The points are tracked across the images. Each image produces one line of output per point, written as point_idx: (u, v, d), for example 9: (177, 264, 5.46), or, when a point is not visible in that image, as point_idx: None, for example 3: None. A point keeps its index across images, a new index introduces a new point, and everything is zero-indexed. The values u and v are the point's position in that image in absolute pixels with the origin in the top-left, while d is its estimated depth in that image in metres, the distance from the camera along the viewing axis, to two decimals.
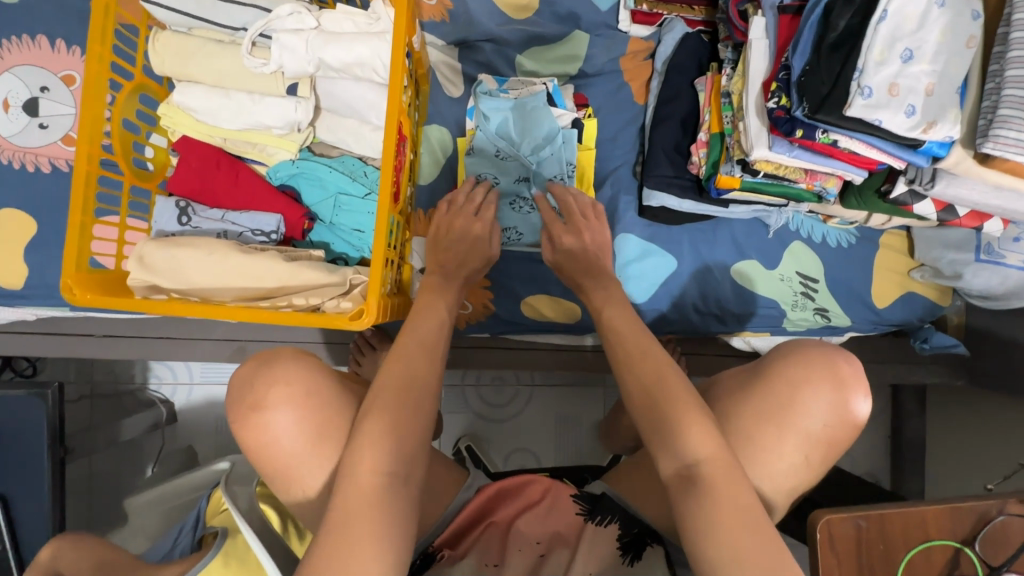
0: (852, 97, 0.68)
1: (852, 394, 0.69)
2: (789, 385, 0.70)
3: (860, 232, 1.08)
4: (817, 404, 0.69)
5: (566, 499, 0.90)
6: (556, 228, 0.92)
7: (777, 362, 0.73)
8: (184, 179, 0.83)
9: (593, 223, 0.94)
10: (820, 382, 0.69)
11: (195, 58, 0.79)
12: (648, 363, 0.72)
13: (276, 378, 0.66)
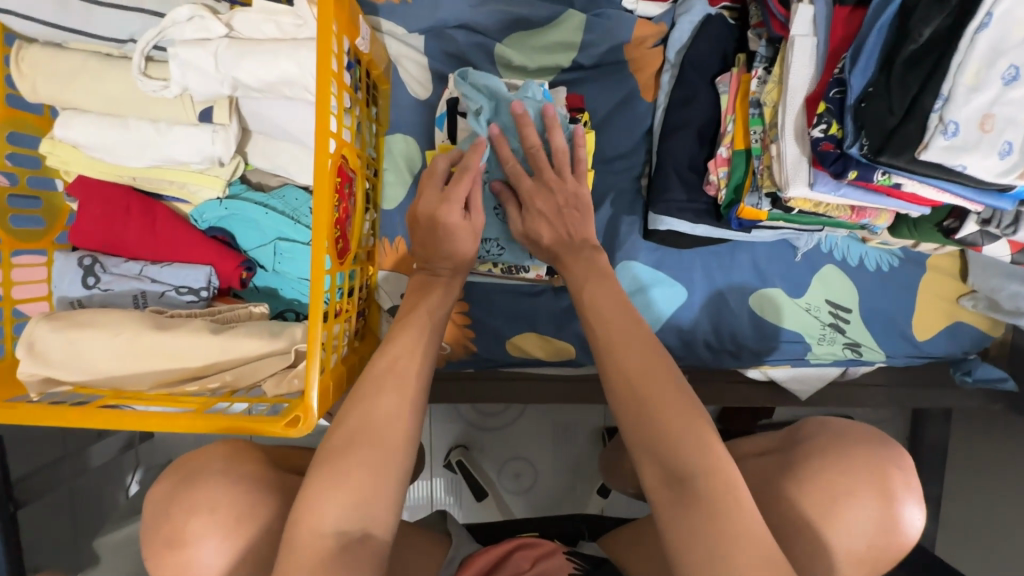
0: (931, 136, 0.51)
1: (901, 502, 0.57)
2: (828, 493, 0.57)
3: (903, 252, 0.92)
4: (859, 518, 0.57)
5: (562, 556, 0.78)
6: (538, 183, 0.70)
7: (810, 459, 0.60)
8: (85, 230, 0.68)
9: (569, 184, 0.70)
10: (860, 489, 0.57)
11: (75, 81, 0.62)
12: (638, 353, 0.57)
13: (198, 505, 0.57)
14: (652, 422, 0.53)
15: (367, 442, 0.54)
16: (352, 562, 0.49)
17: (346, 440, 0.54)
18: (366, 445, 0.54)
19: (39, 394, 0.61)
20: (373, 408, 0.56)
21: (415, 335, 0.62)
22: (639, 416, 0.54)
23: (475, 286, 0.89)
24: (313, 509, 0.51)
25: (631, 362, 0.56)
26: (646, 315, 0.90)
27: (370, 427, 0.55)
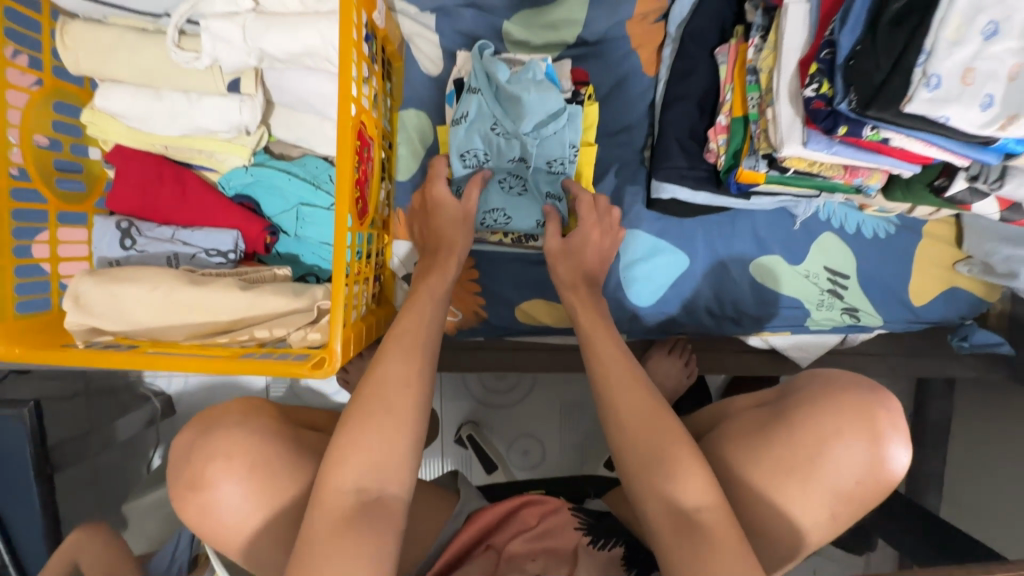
0: (915, 89, 0.54)
1: (889, 446, 0.60)
2: (815, 437, 0.61)
3: (899, 220, 0.94)
4: (845, 459, 0.60)
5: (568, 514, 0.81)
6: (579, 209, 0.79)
7: (797, 407, 0.63)
8: (122, 195, 0.73)
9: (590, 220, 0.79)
10: (851, 432, 0.60)
11: (113, 54, 0.66)
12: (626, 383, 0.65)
13: (214, 452, 0.59)
14: (645, 450, 0.60)
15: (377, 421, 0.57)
16: (370, 516, 0.54)
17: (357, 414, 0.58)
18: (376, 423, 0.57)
19: (85, 343, 0.66)
20: (378, 386, 0.60)
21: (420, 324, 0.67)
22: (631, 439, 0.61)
23: (485, 255, 0.93)
24: (336, 469, 0.55)
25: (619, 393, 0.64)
26: (651, 282, 0.94)
27: (378, 401, 0.59)
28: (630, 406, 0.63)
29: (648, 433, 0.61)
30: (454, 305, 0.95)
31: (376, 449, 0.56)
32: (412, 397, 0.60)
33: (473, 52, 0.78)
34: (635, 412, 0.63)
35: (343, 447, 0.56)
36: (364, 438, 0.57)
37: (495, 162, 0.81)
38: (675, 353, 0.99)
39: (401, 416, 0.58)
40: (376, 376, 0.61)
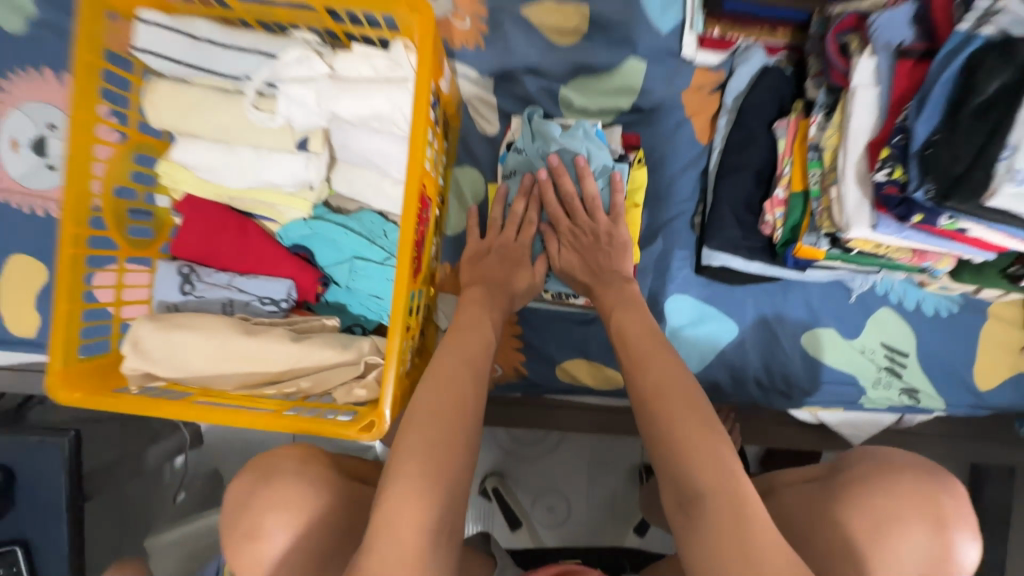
0: (999, 184, 0.52)
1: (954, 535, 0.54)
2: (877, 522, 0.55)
3: (963, 300, 0.90)
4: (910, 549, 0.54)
5: None
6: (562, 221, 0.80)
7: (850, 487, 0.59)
8: (187, 243, 0.75)
9: (601, 223, 0.79)
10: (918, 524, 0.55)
11: (194, 113, 0.69)
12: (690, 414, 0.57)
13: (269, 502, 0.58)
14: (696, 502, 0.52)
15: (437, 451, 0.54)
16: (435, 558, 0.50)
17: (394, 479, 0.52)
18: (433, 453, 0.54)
19: (138, 387, 0.67)
20: (414, 446, 0.55)
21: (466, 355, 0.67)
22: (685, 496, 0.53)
23: (529, 312, 0.92)
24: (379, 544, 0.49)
25: (681, 425, 0.57)
26: (698, 347, 0.92)
27: (412, 472, 0.53)
28: (688, 453, 0.55)
29: (711, 493, 0.52)
30: (495, 359, 0.93)
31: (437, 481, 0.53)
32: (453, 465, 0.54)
33: (525, 113, 0.82)
34: (689, 456, 0.55)
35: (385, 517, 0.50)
36: (401, 502, 0.51)
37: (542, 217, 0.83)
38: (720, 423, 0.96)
39: (445, 491, 0.53)
40: (415, 436, 0.55)
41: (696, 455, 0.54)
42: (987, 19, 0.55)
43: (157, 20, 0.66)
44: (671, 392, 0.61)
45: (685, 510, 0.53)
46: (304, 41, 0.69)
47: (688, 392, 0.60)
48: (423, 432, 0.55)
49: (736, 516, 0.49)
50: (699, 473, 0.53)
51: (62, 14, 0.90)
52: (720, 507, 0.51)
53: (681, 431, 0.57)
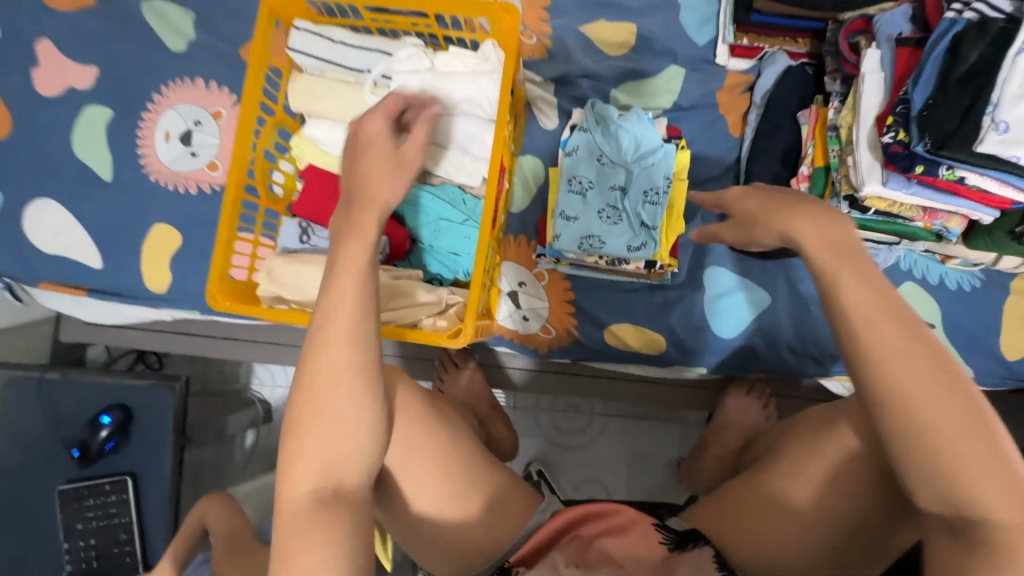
0: (985, 133, 0.64)
1: None
2: None
3: (985, 275, 0.98)
4: None
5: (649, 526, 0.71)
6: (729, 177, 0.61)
7: None
8: (308, 202, 0.92)
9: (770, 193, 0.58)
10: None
11: (325, 98, 0.89)
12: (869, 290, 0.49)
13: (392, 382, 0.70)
14: (951, 480, 0.45)
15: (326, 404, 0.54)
16: (334, 507, 0.53)
17: (303, 401, 0.54)
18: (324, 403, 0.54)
19: (268, 306, 0.85)
20: (321, 373, 0.54)
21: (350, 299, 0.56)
22: (942, 473, 0.45)
23: (580, 279, 1.05)
24: (293, 456, 0.54)
25: (861, 301, 0.48)
26: (736, 312, 1.01)
27: (318, 398, 0.54)
28: (944, 423, 0.45)
29: (977, 467, 0.44)
30: (549, 322, 1.05)
31: (331, 434, 0.54)
32: (350, 389, 0.54)
33: (587, 101, 0.97)
34: (948, 431, 0.45)
35: (295, 432, 0.54)
36: (311, 423, 0.54)
37: (597, 189, 0.95)
38: (753, 394, 1.05)
39: (345, 415, 0.54)
40: (298, 399, 0.54)
41: (969, 428, 0.45)
42: (968, 8, 0.68)
43: (307, 28, 0.87)
44: (915, 356, 0.46)
45: (923, 449, 0.46)
46: (413, 45, 0.88)
47: (931, 352, 0.47)
48: (327, 356, 0.54)
49: (1005, 487, 0.44)
50: (960, 448, 0.45)
51: (215, 37, 1.14)
52: (989, 480, 0.44)
53: (937, 397, 0.45)
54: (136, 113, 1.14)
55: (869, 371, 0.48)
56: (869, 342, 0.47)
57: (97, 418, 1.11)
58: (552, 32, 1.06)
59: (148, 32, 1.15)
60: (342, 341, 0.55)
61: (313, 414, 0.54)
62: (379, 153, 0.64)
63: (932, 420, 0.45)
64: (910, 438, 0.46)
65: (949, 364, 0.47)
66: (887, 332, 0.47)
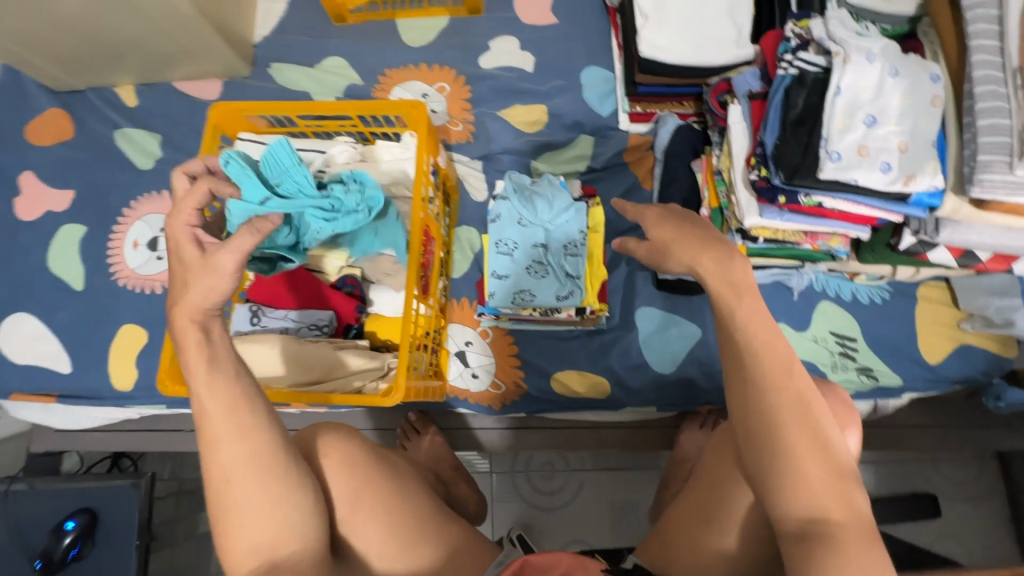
0: (823, 162, 0.74)
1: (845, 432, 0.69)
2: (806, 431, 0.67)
3: (892, 287, 1.05)
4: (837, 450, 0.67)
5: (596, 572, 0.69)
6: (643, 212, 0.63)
7: None
8: (259, 287, 1.01)
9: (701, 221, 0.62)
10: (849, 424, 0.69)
11: None
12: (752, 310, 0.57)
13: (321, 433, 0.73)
14: (793, 466, 0.54)
15: (242, 490, 0.57)
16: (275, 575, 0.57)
17: (215, 493, 0.58)
18: (241, 488, 0.57)
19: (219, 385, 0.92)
20: (224, 466, 0.57)
21: (217, 391, 0.57)
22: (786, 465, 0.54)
23: (522, 333, 1.11)
24: (232, 540, 0.57)
25: (749, 328, 0.57)
26: (670, 348, 1.08)
27: (230, 488, 0.57)
28: (786, 420, 0.55)
29: (807, 454, 0.54)
30: (497, 377, 1.10)
31: (257, 516, 0.58)
32: (260, 470, 0.58)
33: (506, 173, 1.09)
34: (784, 427, 0.55)
35: (224, 518, 0.58)
36: (234, 509, 0.57)
37: (523, 248, 1.03)
38: (707, 427, 1.06)
39: (265, 495, 0.58)
40: (215, 492, 0.58)
41: (799, 425, 0.55)
42: (792, 65, 0.81)
43: (250, 138, 1.00)
44: (769, 362, 0.56)
45: (761, 446, 0.55)
46: (345, 142, 1.01)
47: (784, 363, 0.56)
48: (218, 450, 0.57)
49: (831, 473, 0.54)
50: (789, 439, 0.55)
51: (180, 152, 1.29)
52: (816, 466, 0.54)
53: (778, 400, 0.55)
54: (108, 226, 1.25)
55: (727, 377, 0.58)
56: (736, 347, 0.57)
57: (61, 524, 1.11)
58: (474, 118, 1.21)
59: (119, 155, 1.29)
60: (228, 435, 0.57)
61: (234, 502, 0.57)
62: (200, 285, 0.59)
63: (772, 423, 0.55)
64: (763, 430, 0.55)
65: (791, 372, 0.56)
66: (751, 336, 0.57)
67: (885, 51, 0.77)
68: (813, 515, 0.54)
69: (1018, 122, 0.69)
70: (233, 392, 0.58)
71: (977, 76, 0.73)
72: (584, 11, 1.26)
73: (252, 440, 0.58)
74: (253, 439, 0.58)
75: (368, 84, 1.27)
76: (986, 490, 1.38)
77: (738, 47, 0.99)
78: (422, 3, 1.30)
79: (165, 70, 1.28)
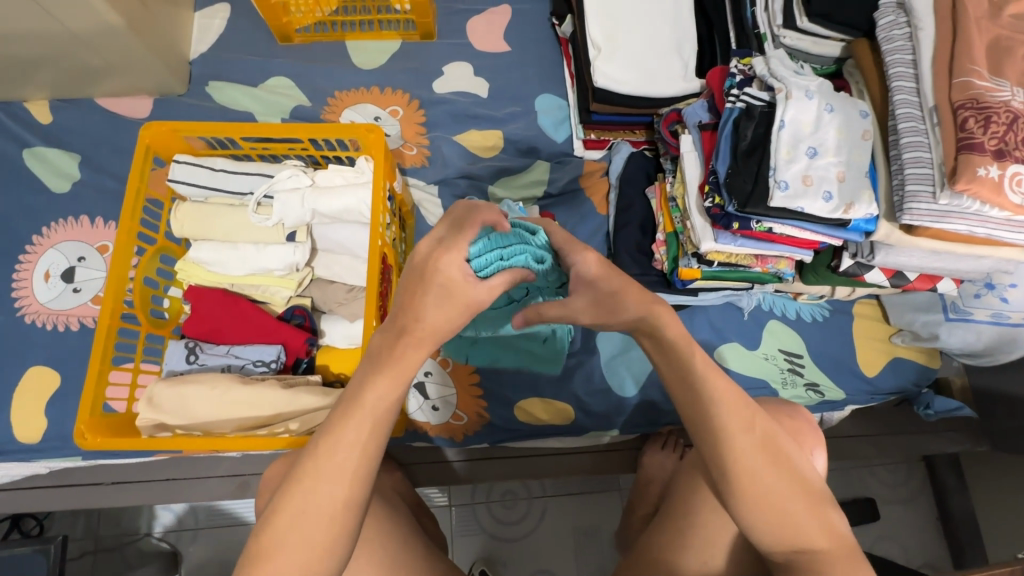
0: (772, 191, 0.79)
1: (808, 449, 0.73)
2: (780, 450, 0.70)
3: (830, 305, 1.12)
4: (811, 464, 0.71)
5: None
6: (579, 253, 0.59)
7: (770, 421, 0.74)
8: (196, 323, 0.91)
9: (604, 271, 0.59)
10: (811, 443, 0.73)
11: (206, 221, 0.92)
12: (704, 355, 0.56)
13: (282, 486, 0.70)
14: (774, 502, 0.54)
15: (327, 526, 0.52)
16: None
17: (285, 513, 0.51)
18: (327, 524, 0.52)
19: (148, 435, 0.82)
20: (322, 488, 0.52)
21: (372, 406, 0.53)
22: (762, 503, 0.54)
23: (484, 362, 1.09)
24: None
25: (708, 374, 0.55)
26: (630, 370, 1.10)
27: (302, 514, 0.51)
28: (756, 460, 0.55)
29: (785, 487, 0.55)
30: (459, 408, 1.07)
31: (316, 556, 0.51)
32: (341, 520, 0.52)
33: None
34: (755, 469, 0.55)
35: (268, 547, 0.51)
36: (289, 549, 0.51)
37: None
38: (669, 448, 1.07)
39: (326, 543, 0.52)
40: (279, 527, 0.51)
41: (772, 461, 0.55)
42: (739, 98, 0.86)
43: (187, 161, 0.92)
44: (731, 411, 0.55)
45: (734, 488, 0.55)
46: (294, 166, 0.95)
47: (744, 404, 0.56)
48: (329, 466, 0.52)
49: (808, 501, 0.55)
50: (763, 479, 0.54)
51: (100, 174, 1.17)
52: (796, 498, 0.55)
53: (745, 441, 0.55)
54: (13, 255, 1.11)
55: (690, 424, 0.57)
56: (696, 397, 0.56)
57: None
58: (429, 142, 1.19)
59: (30, 177, 1.16)
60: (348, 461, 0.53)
61: (299, 539, 0.51)
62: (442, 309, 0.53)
63: (741, 468, 0.55)
64: (737, 473, 0.55)
65: (755, 411, 0.56)
66: (712, 382, 0.55)
67: (822, 88, 0.83)
68: (798, 547, 0.54)
69: (937, 155, 0.76)
70: (384, 406, 0.53)
71: (900, 113, 0.80)
72: (536, 40, 1.28)
73: (366, 468, 0.53)
74: (370, 468, 0.54)
75: (316, 106, 1.22)
76: (916, 491, 1.48)
77: (685, 80, 1.04)
78: (372, 25, 1.28)
79: (86, 85, 1.17)
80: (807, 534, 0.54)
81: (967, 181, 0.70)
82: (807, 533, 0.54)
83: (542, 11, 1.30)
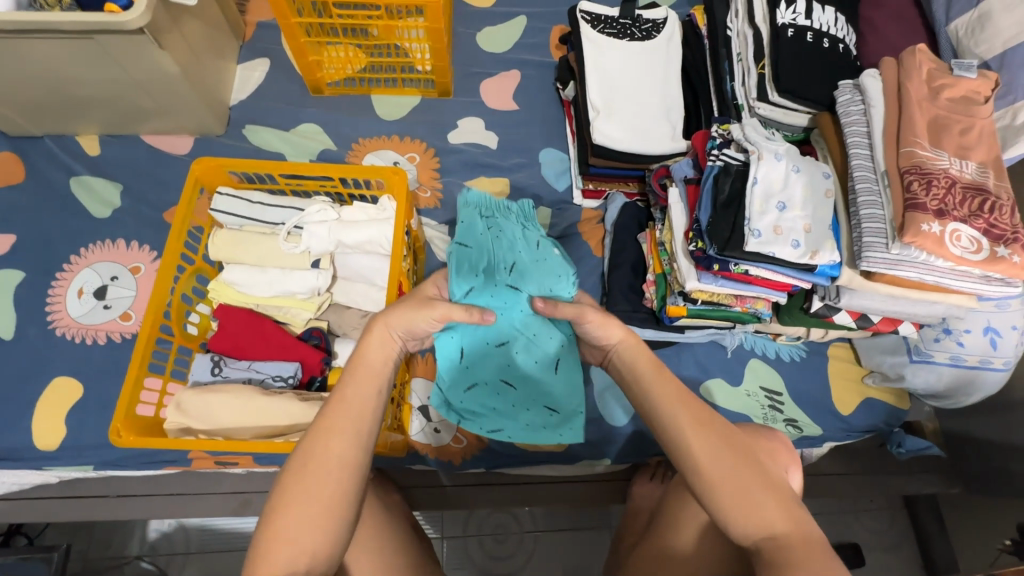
0: (747, 238, 0.90)
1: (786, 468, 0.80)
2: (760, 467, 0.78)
3: (807, 346, 1.21)
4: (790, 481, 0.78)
5: None
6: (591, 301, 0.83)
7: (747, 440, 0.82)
8: (222, 338, 0.99)
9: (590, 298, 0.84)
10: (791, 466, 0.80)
11: (240, 246, 1.01)
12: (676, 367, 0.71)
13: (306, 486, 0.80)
14: (745, 489, 0.62)
15: (327, 480, 0.60)
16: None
17: (295, 467, 0.61)
18: (328, 479, 0.60)
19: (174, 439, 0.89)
20: (328, 445, 0.62)
21: (366, 381, 0.68)
22: (734, 489, 0.62)
23: None
24: (273, 529, 0.58)
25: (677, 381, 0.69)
26: (621, 402, 1.17)
27: (309, 469, 0.61)
28: (725, 451, 0.64)
29: (754, 476, 0.63)
30: (460, 431, 1.13)
31: (320, 507, 0.59)
32: (339, 477, 0.61)
33: None
34: (724, 457, 0.64)
35: (278, 507, 0.59)
36: (297, 500, 0.59)
37: None
38: (657, 479, 1.12)
39: (328, 499, 0.60)
40: (291, 480, 0.60)
41: (739, 447, 0.65)
42: (718, 157, 0.98)
43: (228, 193, 1.03)
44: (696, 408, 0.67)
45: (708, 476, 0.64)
46: (323, 202, 1.05)
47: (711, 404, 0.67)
48: (333, 426, 0.63)
49: (776, 492, 0.63)
50: (730, 465, 0.63)
51: (138, 202, 1.28)
52: (764, 487, 0.63)
53: (713, 432, 0.66)
54: (50, 273, 1.20)
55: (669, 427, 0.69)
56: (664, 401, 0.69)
57: None
58: (443, 186, 1.31)
59: (74, 203, 1.26)
60: (347, 423, 0.64)
61: (306, 489, 0.59)
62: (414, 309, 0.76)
63: (703, 451, 0.64)
64: (709, 461, 0.64)
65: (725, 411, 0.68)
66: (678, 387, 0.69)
67: (789, 152, 0.96)
68: (770, 534, 0.61)
69: (888, 213, 0.88)
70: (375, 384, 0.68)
71: (857, 174, 0.92)
72: (542, 101, 1.43)
73: (362, 431, 0.65)
74: (365, 431, 0.65)
75: (342, 150, 1.35)
76: (899, 538, 1.51)
77: (674, 140, 1.17)
78: (396, 82, 1.43)
79: (135, 124, 1.30)
80: (776, 521, 0.61)
81: (913, 234, 0.81)
82: (775, 520, 0.61)
83: (548, 76, 1.46)
